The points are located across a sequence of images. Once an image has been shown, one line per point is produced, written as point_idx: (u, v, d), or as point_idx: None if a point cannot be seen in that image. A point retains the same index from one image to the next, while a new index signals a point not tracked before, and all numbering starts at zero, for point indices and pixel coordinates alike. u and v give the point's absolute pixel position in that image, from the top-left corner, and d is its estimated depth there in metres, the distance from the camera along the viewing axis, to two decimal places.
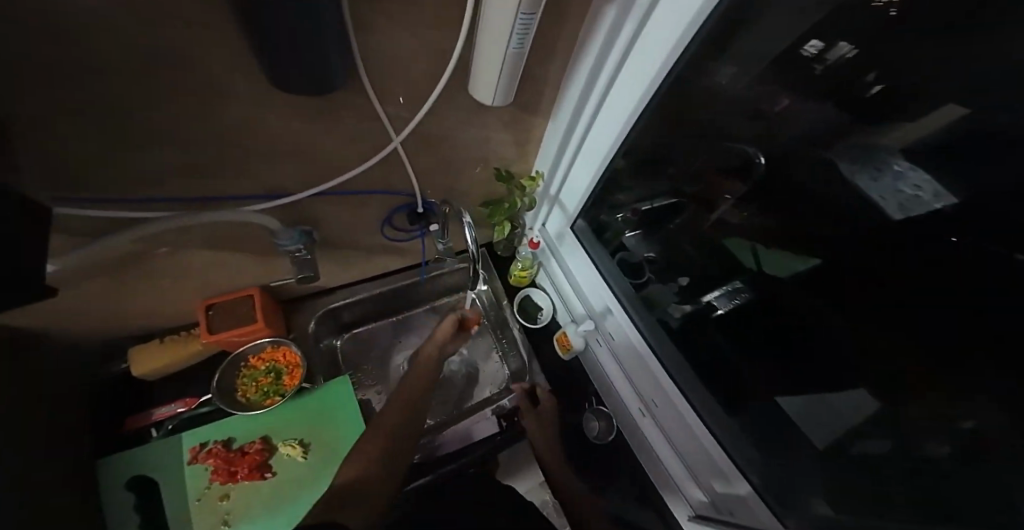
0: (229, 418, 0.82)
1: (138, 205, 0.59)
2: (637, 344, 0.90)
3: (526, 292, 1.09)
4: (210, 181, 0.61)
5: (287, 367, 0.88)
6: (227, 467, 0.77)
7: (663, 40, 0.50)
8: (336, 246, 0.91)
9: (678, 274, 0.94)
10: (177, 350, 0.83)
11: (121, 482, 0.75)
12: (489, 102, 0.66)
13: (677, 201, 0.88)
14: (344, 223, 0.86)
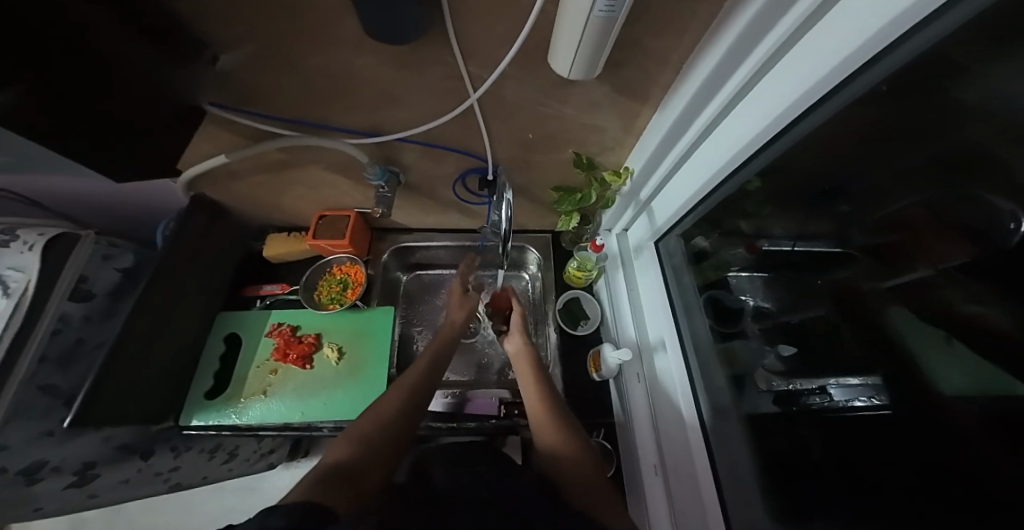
0: (304, 309, 0.90)
1: (262, 119, 0.64)
2: (684, 405, 0.75)
3: (574, 294, 1.02)
4: (313, 112, 0.63)
5: (353, 283, 0.94)
6: (287, 350, 0.84)
7: (847, 32, 0.35)
8: (417, 190, 0.92)
9: (783, 343, 0.65)
10: (290, 244, 0.92)
11: (220, 334, 0.85)
12: (569, 75, 0.53)
13: (838, 248, 0.54)
14: (428, 172, 0.85)
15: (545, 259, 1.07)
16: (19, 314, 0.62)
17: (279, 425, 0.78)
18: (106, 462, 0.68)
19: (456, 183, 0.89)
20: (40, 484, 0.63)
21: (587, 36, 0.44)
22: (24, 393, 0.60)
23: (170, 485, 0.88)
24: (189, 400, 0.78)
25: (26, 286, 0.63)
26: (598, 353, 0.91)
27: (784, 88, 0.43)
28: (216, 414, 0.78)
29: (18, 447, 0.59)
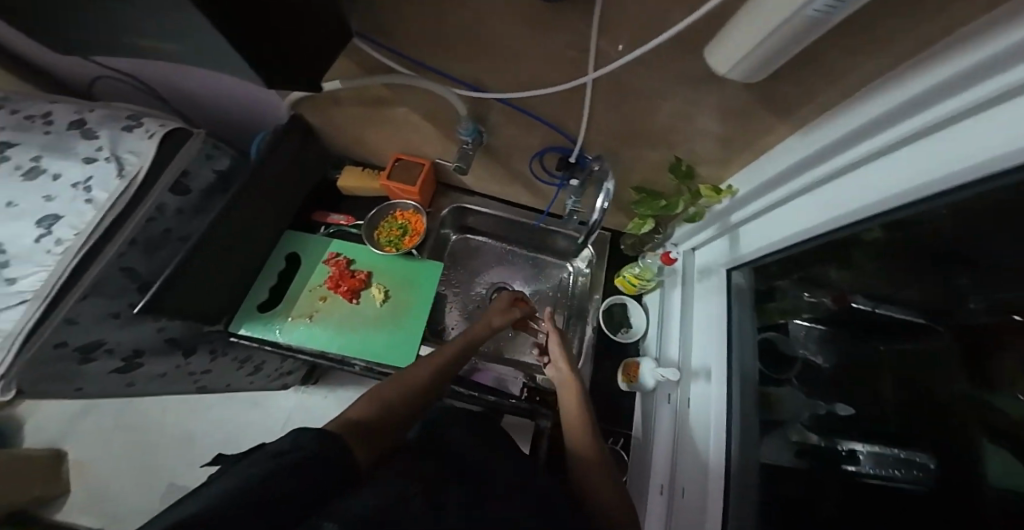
0: (361, 246, 0.91)
1: (391, 54, 0.63)
2: (711, 439, 0.73)
3: (621, 299, 0.99)
4: (443, 57, 0.61)
5: (411, 231, 0.94)
6: (340, 282, 0.86)
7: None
8: (497, 155, 0.89)
9: (836, 401, 0.59)
10: (363, 179, 0.93)
11: (282, 252, 0.87)
12: (728, 75, 0.48)
13: (921, 317, 0.47)
14: (515, 141, 0.82)
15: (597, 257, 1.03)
16: (125, 197, 0.60)
17: (316, 350, 0.81)
18: (152, 351, 0.70)
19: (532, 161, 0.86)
20: (90, 365, 0.62)
21: (777, 35, 0.37)
22: (108, 272, 0.59)
23: (198, 386, 0.91)
24: (243, 306, 0.80)
25: (138, 171, 0.61)
26: (638, 362, 0.88)
27: (938, 159, 0.37)
28: (264, 325, 0.81)
29: (87, 322, 0.58)
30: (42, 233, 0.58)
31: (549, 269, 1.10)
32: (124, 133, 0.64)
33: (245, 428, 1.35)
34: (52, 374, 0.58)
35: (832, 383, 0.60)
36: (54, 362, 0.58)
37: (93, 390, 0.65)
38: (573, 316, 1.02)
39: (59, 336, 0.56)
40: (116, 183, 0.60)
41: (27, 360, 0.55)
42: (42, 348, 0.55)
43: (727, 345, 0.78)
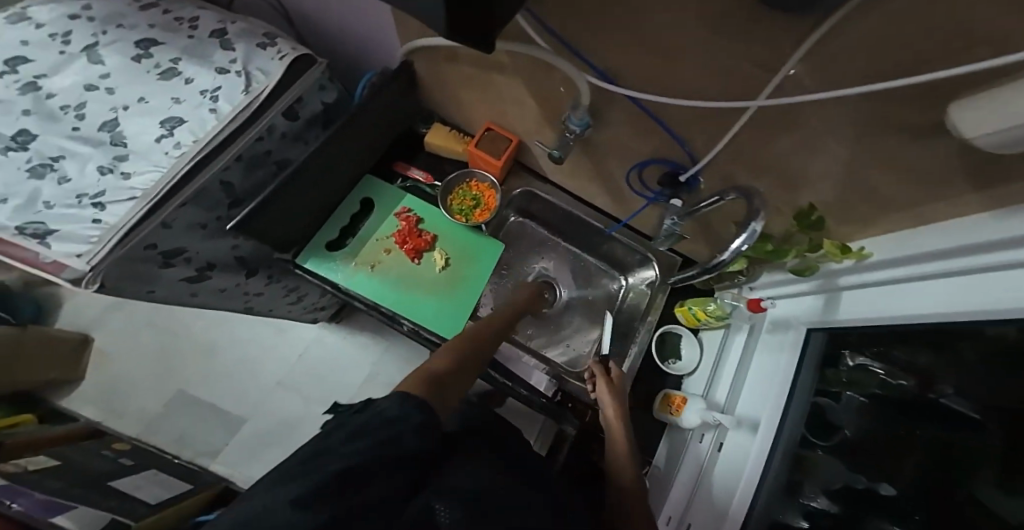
0: (432, 207, 0.89)
1: (541, 29, 0.49)
2: (737, 489, 0.69)
3: (676, 329, 0.94)
4: (598, 43, 0.46)
5: (482, 205, 0.88)
6: (407, 239, 0.85)
7: None
8: (583, 171, 0.81)
9: (877, 480, 0.54)
10: (449, 141, 0.88)
11: (358, 195, 0.86)
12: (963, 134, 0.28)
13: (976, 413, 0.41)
14: (602, 163, 0.74)
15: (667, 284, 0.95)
16: (248, 111, 0.60)
17: (371, 302, 0.81)
18: (222, 267, 0.71)
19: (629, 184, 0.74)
20: (169, 269, 0.62)
21: None
22: (211, 183, 0.59)
23: (245, 307, 0.92)
24: (313, 240, 0.81)
25: (264, 89, 0.61)
26: (685, 398, 0.85)
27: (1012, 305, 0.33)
28: (325, 263, 0.81)
29: (179, 229, 0.58)
30: (164, 134, 0.58)
31: (601, 279, 1.06)
32: (258, 49, 0.63)
33: (265, 351, 1.41)
34: (137, 274, 0.58)
35: (871, 465, 0.56)
36: (140, 263, 0.57)
37: (162, 293, 0.66)
38: (620, 331, 0.99)
39: (153, 238, 0.56)
40: (241, 98, 0.60)
41: (120, 256, 0.53)
42: (135, 248, 0.54)
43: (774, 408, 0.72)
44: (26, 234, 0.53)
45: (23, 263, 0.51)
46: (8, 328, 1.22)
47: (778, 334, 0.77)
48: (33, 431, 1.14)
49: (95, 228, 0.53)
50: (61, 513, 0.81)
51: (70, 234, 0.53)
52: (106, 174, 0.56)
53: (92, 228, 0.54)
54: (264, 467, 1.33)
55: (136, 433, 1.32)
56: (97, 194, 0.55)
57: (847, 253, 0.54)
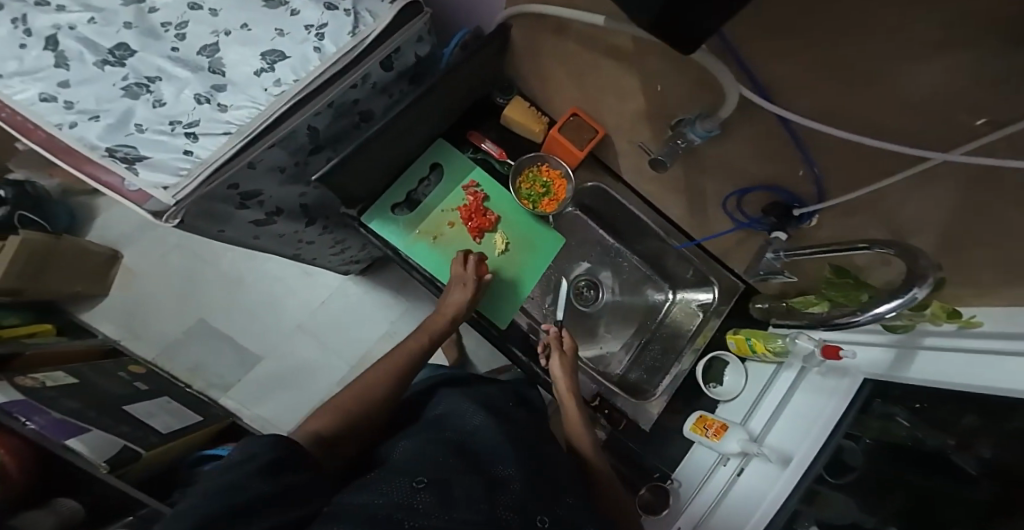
0: (501, 187, 0.85)
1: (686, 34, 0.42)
2: (757, 510, 0.75)
3: (722, 357, 0.94)
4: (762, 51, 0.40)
5: (551, 194, 0.82)
6: (472, 216, 0.82)
7: None
8: (667, 187, 0.76)
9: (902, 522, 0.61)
10: (529, 119, 0.81)
11: (428, 160, 0.82)
12: None
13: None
14: (697, 184, 0.70)
15: (714, 306, 0.96)
16: (349, 55, 0.58)
17: (428, 274, 0.80)
18: (288, 213, 0.75)
19: (724, 206, 0.70)
20: (242, 210, 0.65)
21: None
22: (299, 127, 0.58)
23: (294, 253, 0.94)
24: (380, 201, 0.79)
25: (369, 33, 0.58)
26: (725, 424, 0.85)
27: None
28: (386, 227, 0.79)
29: (259, 171, 0.60)
30: (265, 67, 0.60)
31: (647, 288, 1.08)
32: None
33: (286, 294, 1.40)
34: (214, 213, 0.61)
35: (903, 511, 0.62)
36: (219, 202, 0.60)
37: (229, 231, 0.69)
38: (661, 347, 1.03)
39: (236, 179, 0.58)
40: (345, 40, 0.59)
41: (203, 193, 0.55)
42: (217, 188, 0.56)
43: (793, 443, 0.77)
44: (116, 157, 0.57)
45: (116, 186, 0.55)
46: (39, 234, 1.22)
47: (830, 379, 0.76)
48: (53, 344, 1.14)
49: (186, 161, 0.56)
50: (74, 435, 0.81)
51: (160, 163, 0.56)
52: (202, 103, 0.60)
53: (182, 159, 0.56)
54: (273, 408, 1.35)
55: (153, 356, 1.35)
56: (189, 122, 0.59)
57: (954, 318, 0.53)
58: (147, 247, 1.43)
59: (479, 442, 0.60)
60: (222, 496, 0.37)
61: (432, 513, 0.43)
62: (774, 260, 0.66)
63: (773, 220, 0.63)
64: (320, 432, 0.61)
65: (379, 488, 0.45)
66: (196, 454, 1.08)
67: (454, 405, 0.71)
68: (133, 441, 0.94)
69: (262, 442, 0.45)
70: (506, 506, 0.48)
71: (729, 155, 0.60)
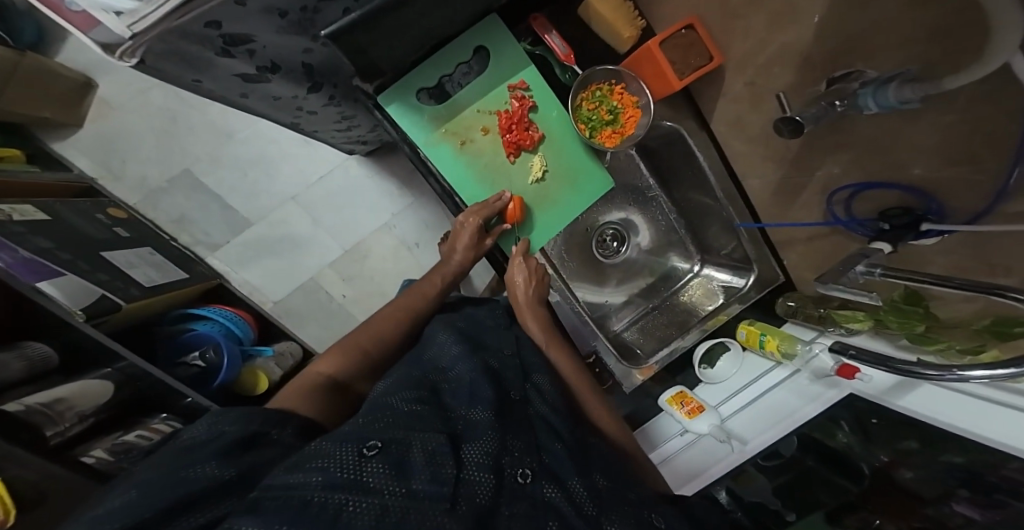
0: (555, 99, 0.65)
1: None
2: (718, 460, 0.85)
3: (728, 343, 0.89)
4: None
5: (615, 126, 0.65)
6: (512, 126, 0.64)
7: None
8: (772, 150, 0.61)
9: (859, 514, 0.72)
10: (616, 19, 0.59)
11: (474, 40, 0.61)
12: None
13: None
14: (821, 155, 0.55)
15: (751, 295, 0.82)
16: None
17: (448, 186, 0.65)
18: (286, 72, 0.58)
19: (829, 202, 0.58)
20: (227, 59, 0.50)
21: None
22: None
23: (292, 121, 0.77)
24: (405, 80, 0.60)
25: None
26: (702, 406, 0.86)
27: None
28: (407, 117, 0.62)
29: (252, 11, 0.43)
30: None
31: (674, 253, 0.92)
32: None
33: (282, 160, 1.25)
34: (189, 55, 0.46)
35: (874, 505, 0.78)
36: (195, 43, 0.44)
37: (211, 84, 0.55)
38: (671, 320, 0.92)
39: (217, 16, 0.41)
40: None
41: (172, 27, 0.40)
42: (192, 23, 0.40)
43: (778, 426, 0.79)
44: None
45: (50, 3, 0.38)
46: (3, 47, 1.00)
47: (816, 386, 0.77)
48: (21, 171, 1.01)
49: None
50: (44, 280, 0.75)
51: None
52: None
53: None
54: (261, 275, 1.30)
55: (135, 202, 1.24)
56: None
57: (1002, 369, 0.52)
58: (127, 76, 1.22)
59: (452, 383, 0.55)
60: (174, 485, 0.29)
61: (387, 487, 0.34)
62: (862, 275, 0.58)
63: (889, 227, 0.51)
64: (337, 375, 0.57)
65: (318, 461, 0.33)
66: (176, 312, 1.09)
67: (452, 333, 0.65)
68: (112, 292, 0.89)
69: (219, 419, 0.38)
70: (478, 465, 0.41)
71: (898, 120, 0.44)
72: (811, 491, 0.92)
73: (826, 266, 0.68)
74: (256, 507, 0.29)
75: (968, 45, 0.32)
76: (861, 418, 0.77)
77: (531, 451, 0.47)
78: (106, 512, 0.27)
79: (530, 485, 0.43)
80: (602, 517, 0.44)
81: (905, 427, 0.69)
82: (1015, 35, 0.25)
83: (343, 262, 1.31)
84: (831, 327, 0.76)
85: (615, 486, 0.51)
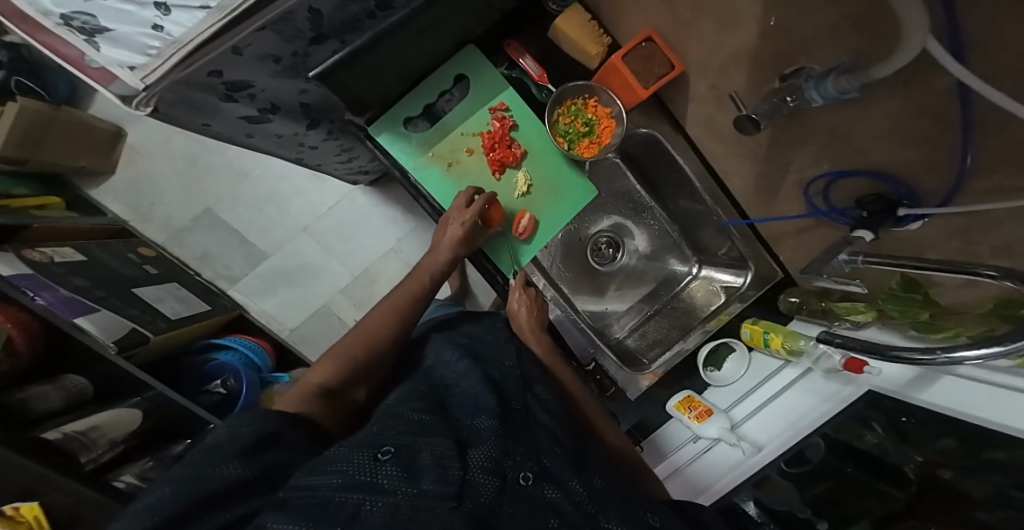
0: (535, 117, 0.69)
1: None
2: (731, 472, 0.85)
3: (733, 344, 0.87)
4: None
5: (593, 137, 0.67)
6: (495, 146, 0.67)
7: None
8: (744, 150, 0.63)
9: None
10: (583, 39, 0.63)
11: (454, 69, 0.65)
12: None
13: None
14: (787, 150, 0.56)
15: (751, 294, 0.81)
16: None
17: (437, 205, 0.69)
18: (285, 112, 0.64)
19: (807, 191, 0.58)
20: (231, 103, 0.55)
21: None
22: (296, 10, 0.45)
23: (296, 156, 0.84)
24: (392, 111, 0.65)
25: None
26: (711, 410, 0.84)
27: None
28: (396, 143, 0.66)
29: (248, 59, 0.48)
30: None
31: (671, 257, 0.93)
32: None
33: (295, 194, 1.33)
34: (196, 102, 0.52)
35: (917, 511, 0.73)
36: (200, 91, 0.50)
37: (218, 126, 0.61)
38: (674, 324, 0.90)
39: (219, 65, 0.47)
40: None
41: (178, 78, 0.45)
42: (196, 73, 0.46)
43: (795, 429, 0.79)
44: (73, 26, 0.43)
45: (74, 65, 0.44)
46: (42, 104, 1.13)
47: (832, 383, 0.75)
48: (62, 218, 1.11)
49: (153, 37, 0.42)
50: (82, 316, 0.82)
51: (123, 36, 0.43)
52: None
53: (150, 35, 0.43)
54: (277, 304, 1.36)
55: (163, 240, 1.33)
56: None
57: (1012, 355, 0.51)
58: (153, 127, 1.34)
59: (458, 398, 0.57)
60: (190, 488, 0.32)
61: (399, 488, 0.36)
62: (846, 264, 0.59)
63: (867, 214, 0.51)
64: (325, 383, 0.58)
65: (337, 465, 0.36)
66: (200, 342, 1.15)
67: (455, 349, 0.67)
68: (142, 325, 0.95)
69: (238, 422, 0.41)
70: (483, 467, 0.42)
71: (851, 115, 0.45)
72: (850, 497, 0.87)
73: (814, 253, 0.68)
74: (284, 503, 0.33)
75: (889, 37, 0.34)
76: (891, 417, 0.74)
77: (532, 454, 0.48)
78: (144, 510, 0.31)
79: (531, 486, 0.43)
80: (600, 515, 0.44)
81: (939, 424, 0.65)
82: (922, 24, 0.27)
83: (353, 287, 1.36)
84: (836, 321, 0.74)
85: (611, 486, 0.51)
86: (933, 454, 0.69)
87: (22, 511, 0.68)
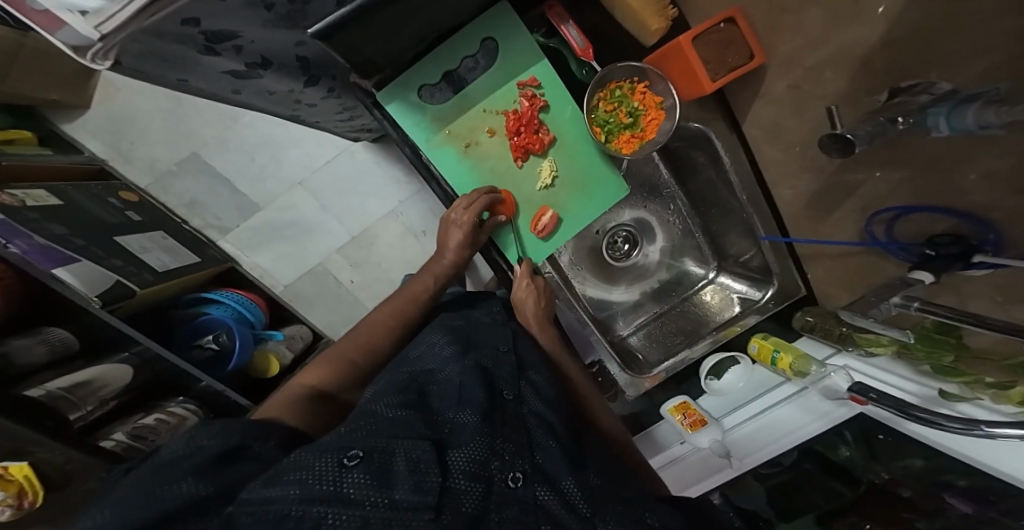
0: (568, 97, 0.60)
1: None
2: (716, 474, 0.88)
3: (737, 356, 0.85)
4: None
5: (636, 129, 0.60)
6: (520, 129, 0.59)
7: None
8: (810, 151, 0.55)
9: None
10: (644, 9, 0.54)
11: (480, 31, 0.55)
12: None
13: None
14: (874, 155, 0.48)
15: (771, 308, 0.78)
16: None
17: (449, 190, 0.62)
18: (279, 66, 0.54)
19: (869, 221, 0.53)
20: (213, 54, 0.46)
21: None
22: None
23: (293, 112, 0.74)
24: (404, 77, 0.56)
25: None
26: (704, 419, 0.84)
27: None
28: (407, 115, 0.58)
29: (232, 4, 0.39)
30: None
31: (688, 257, 0.87)
32: None
33: (292, 143, 1.21)
34: (165, 51, 0.42)
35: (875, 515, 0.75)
36: (173, 41, 0.41)
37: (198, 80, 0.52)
38: (681, 328, 0.87)
39: (193, 13, 0.37)
40: None
41: (144, 26, 0.36)
42: (165, 21, 0.37)
43: (786, 441, 0.80)
44: None
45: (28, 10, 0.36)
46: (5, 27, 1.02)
47: (825, 403, 0.74)
48: (32, 154, 1.01)
49: None
50: (60, 266, 0.75)
51: None
52: None
53: None
54: (271, 259, 1.31)
55: (147, 184, 1.24)
56: None
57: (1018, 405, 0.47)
58: None
59: (441, 386, 0.50)
60: (140, 505, 0.27)
61: (369, 498, 0.30)
62: (894, 306, 0.55)
63: (934, 254, 0.46)
64: (321, 387, 0.54)
65: (297, 472, 0.29)
66: (192, 296, 1.09)
67: (446, 334, 0.61)
68: (126, 278, 0.89)
69: (198, 433, 0.34)
70: (466, 472, 0.36)
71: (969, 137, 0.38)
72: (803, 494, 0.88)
73: (861, 288, 0.63)
74: (232, 524, 0.26)
75: None
76: (867, 433, 0.73)
77: (523, 451, 0.42)
78: None
79: (521, 489, 0.38)
80: (596, 518, 0.40)
81: (911, 445, 0.66)
82: None
83: (351, 247, 1.30)
84: (850, 346, 0.72)
85: (609, 483, 0.46)
86: (900, 474, 0.71)
87: (12, 470, 0.66)
